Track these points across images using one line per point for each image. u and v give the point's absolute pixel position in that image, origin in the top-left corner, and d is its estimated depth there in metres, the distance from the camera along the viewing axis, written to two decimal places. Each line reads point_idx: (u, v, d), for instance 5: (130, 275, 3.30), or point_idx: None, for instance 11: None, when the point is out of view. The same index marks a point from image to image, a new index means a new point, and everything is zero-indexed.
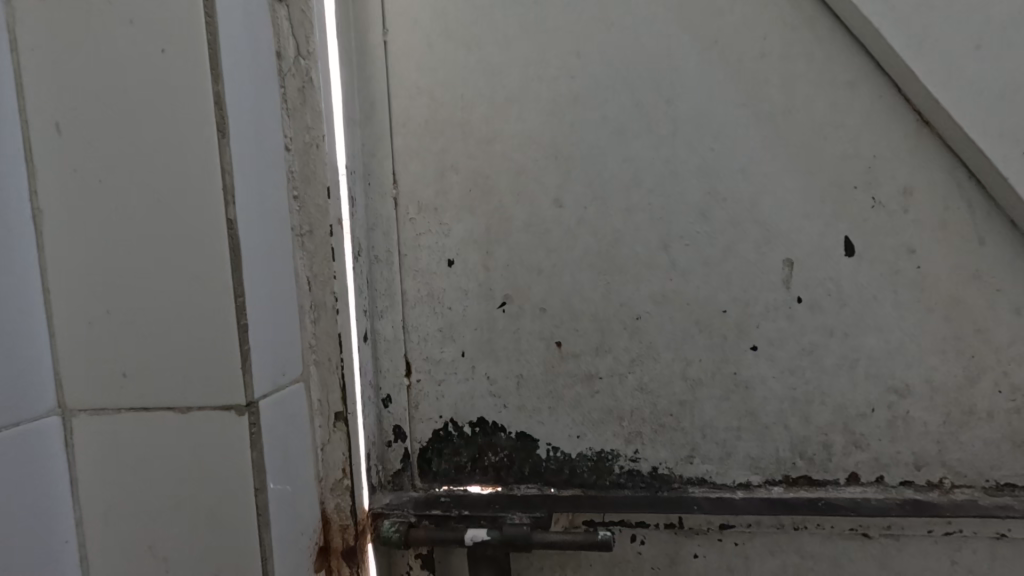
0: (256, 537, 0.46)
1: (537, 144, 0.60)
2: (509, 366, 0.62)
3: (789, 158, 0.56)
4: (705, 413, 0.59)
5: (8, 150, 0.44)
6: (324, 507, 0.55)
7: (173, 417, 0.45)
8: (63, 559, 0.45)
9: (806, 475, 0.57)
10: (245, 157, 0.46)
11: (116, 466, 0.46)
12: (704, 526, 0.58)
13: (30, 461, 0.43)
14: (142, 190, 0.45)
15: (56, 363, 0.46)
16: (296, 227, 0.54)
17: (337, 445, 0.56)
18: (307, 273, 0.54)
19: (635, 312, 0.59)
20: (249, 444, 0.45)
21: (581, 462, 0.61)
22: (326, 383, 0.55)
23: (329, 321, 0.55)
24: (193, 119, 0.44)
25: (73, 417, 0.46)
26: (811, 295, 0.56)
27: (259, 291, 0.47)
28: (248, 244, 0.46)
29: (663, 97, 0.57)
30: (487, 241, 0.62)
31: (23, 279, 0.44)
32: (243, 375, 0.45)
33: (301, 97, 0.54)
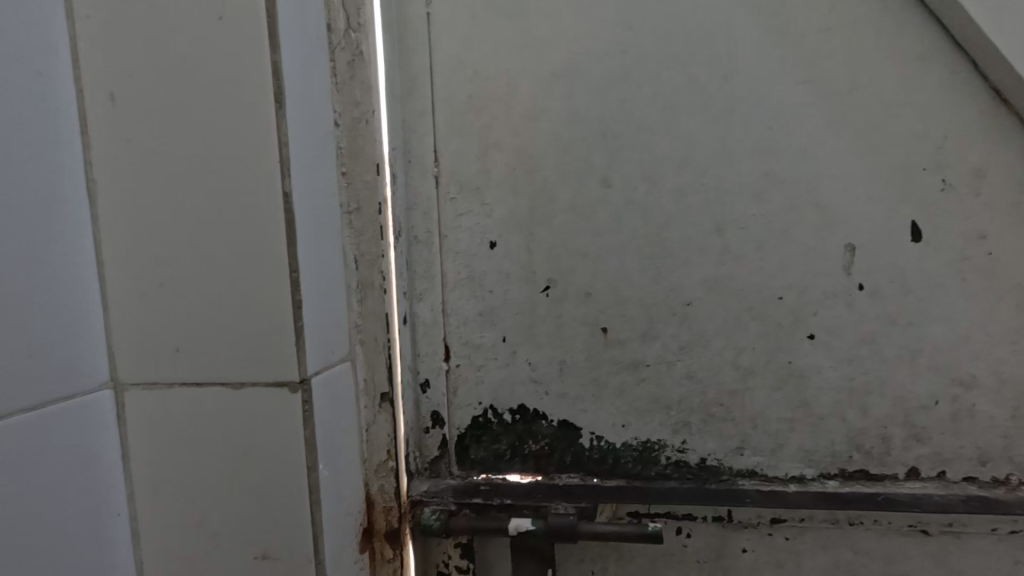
0: (307, 516, 0.45)
1: (586, 121, 0.58)
2: (552, 352, 0.60)
3: (854, 138, 0.53)
4: (757, 403, 0.57)
5: (63, 118, 0.43)
6: (368, 490, 0.55)
7: (225, 394, 0.45)
8: (116, 534, 0.45)
9: (863, 469, 0.55)
10: (300, 129, 0.45)
11: (168, 441, 0.46)
12: (754, 520, 0.56)
13: (83, 433, 0.43)
14: (195, 160, 0.43)
15: (108, 337, 0.45)
16: (344, 204, 0.53)
17: (382, 426, 0.55)
18: (354, 251, 0.53)
19: (685, 298, 0.57)
20: (302, 421, 0.44)
21: (625, 451, 0.60)
22: (372, 364, 0.55)
23: (376, 301, 0.54)
24: (249, 89, 0.42)
25: (125, 392, 0.46)
26: (872, 282, 0.54)
27: (311, 267, 0.46)
28: (302, 217, 0.45)
29: (719, 74, 0.55)
30: (531, 223, 0.60)
31: (79, 250, 0.43)
32: (298, 352, 0.44)
33: (349, 71, 0.53)
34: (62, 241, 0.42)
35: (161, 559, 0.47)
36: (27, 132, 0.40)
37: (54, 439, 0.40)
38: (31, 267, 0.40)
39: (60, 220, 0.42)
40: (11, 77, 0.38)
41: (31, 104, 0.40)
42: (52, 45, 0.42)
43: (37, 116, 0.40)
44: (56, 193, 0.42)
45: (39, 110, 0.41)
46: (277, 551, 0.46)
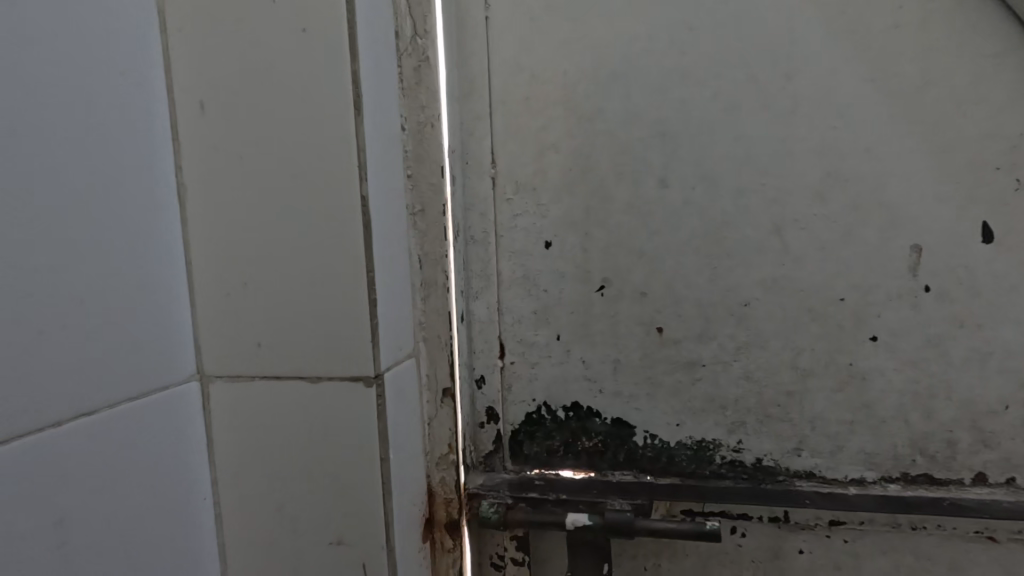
0: (379, 506, 0.47)
1: (643, 122, 0.58)
2: (606, 350, 0.61)
3: (923, 136, 0.53)
4: (816, 404, 0.56)
5: (156, 125, 0.45)
6: (429, 482, 0.58)
7: (303, 386, 0.47)
8: (201, 517, 0.48)
9: (926, 473, 0.55)
10: (375, 134, 0.47)
11: (249, 432, 0.48)
12: (812, 521, 0.56)
13: (173, 424, 0.45)
14: (278, 165, 0.46)
15: (195, 333, 0.48)
16: (410, 205, 0.56)
17: (444, 419, 0.58)
18: (418, 250, 0.56)
19: (742, 299, 0.57)
20: (377, 414, 0.47)
21: (680, 450, 0.60)
22: (435, 361, 0.58)
23: (439, 299, 0.57)
24: (331, 97, 0.44)
25: (210, 383, 0.48)
26: (939, 283, 0.53)
27: (384, 267, 0.48)
28: (376, 220, 0.46)
29: (781, 73, 0.55)
30: (587, 223, 0.61)
31: (170, 251, 0.46)
32: (372, 349, 0.46)
33: (415, 77, 0.55)
34: (156, 242, 0.45)
35: (241, 543, 0.50)
36: (124, 141, 0.42)
37: (150, 430, 0.43)
38: (130, 269, 0.42)
39: (153, 223, 0.45)
40: (111, 90, 0.41)
41: (127, 113, 0.42)
42: (148, 57, 0.45)
43: (133, 125, 0.43)
44: (150, 197, 0.44)
45: (135, 118, 0.43)
46: (350, 538, 0.48)
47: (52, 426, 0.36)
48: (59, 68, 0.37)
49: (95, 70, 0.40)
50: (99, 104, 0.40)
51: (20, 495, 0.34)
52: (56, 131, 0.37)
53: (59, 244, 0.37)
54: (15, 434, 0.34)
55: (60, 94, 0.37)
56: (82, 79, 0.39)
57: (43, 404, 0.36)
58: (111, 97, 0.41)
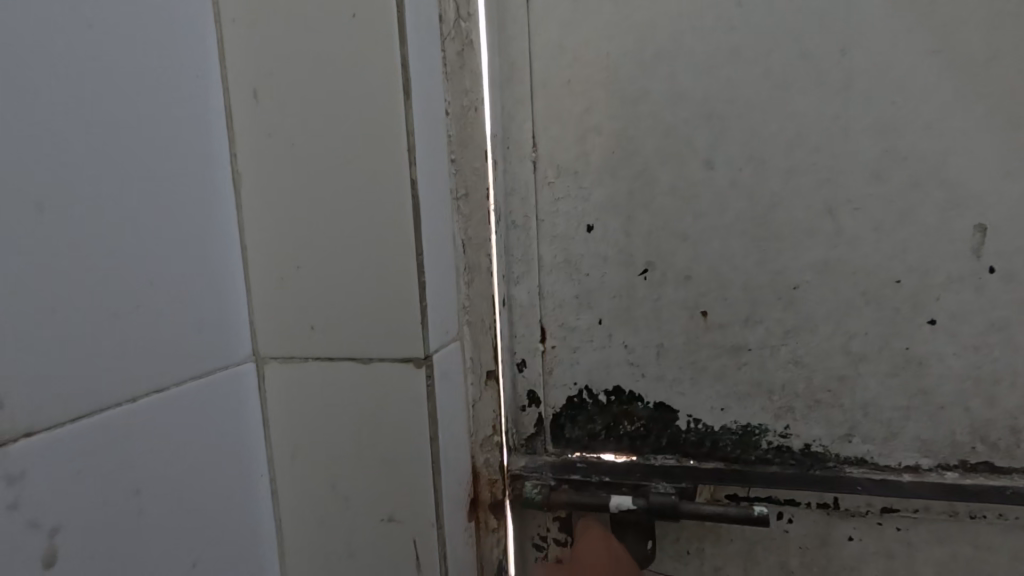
0: (430, 485, 0.49)
1: (689, 103, 0.57)
2: (649, 335, 0.61)
3: (989, 110, 0.50)
4: (869, 389, 0.55)
5: (212, 113, 0.47)
6: (475, 462, 0.59)
7: (356, 367, 0.48)
8: (261, 492, 0.50)
9: (987, 460, 0.53)
10: (424, 119, 0.47)
11: (303, 411, 0.50)
12: (862, 508, 0.55)
13: (234, 402, 0.47)
14: (329, 151, 0.47)
15: (251, 315, 0.50)
16: (453, 190, 0.56)
17: (486, 403, 0.60)
18: (463, 236, 0.57)
19: (791, 282, 0.56)
20: (426, 394, 0.48)
21: (724, 435, 0.59)
22: (478, 342, 0.58)
23: (484, 282, 0.59)
24: (380, 83, 0.45)
25: (267, 364, 0.50)
26: (1004, 264, 0.51)
27: (432, 250, 0.48)
28: (425, 203, 0.47)
29: (836, 48, 0.53)
30: (630, 206, 0.60)
31: (228, 235, 0.48)
32: (422, 331, 0.47)
33: (459, 61, 0.55)
34: (215, 227, 0.46)
35: (297, 518, 0.52)
36: (182, 129, 0.43)
37: (211, 409, 0.45)
38: (192, 253, 0.44)
39: (212, 209, 0.46)
40: (169, 80, 0.42)
41: (185, 102, 0.44)
42: (203, 47, 0.46)
43: (191, 114, 0.44)
44: (208, 183, 0.46)
45: (193, 107, 0.45)
46: (402, 514, 0.50)
47: (130, 402, 0.38)
48: (121, 60, 0.39)
49: (153, 60, 0.41)
50: (159, 93, 0.41)
51: (105, 465, 0.37)
52: (120, 123, 0.39)
53: (128, 231, 0.39)
54: (98, 408, 0.36)
55: (123, 85, 0.39)
56: (143, 70, 0.40)
57: (121, 381, 0.38)
58: (170, 87, 0.42)
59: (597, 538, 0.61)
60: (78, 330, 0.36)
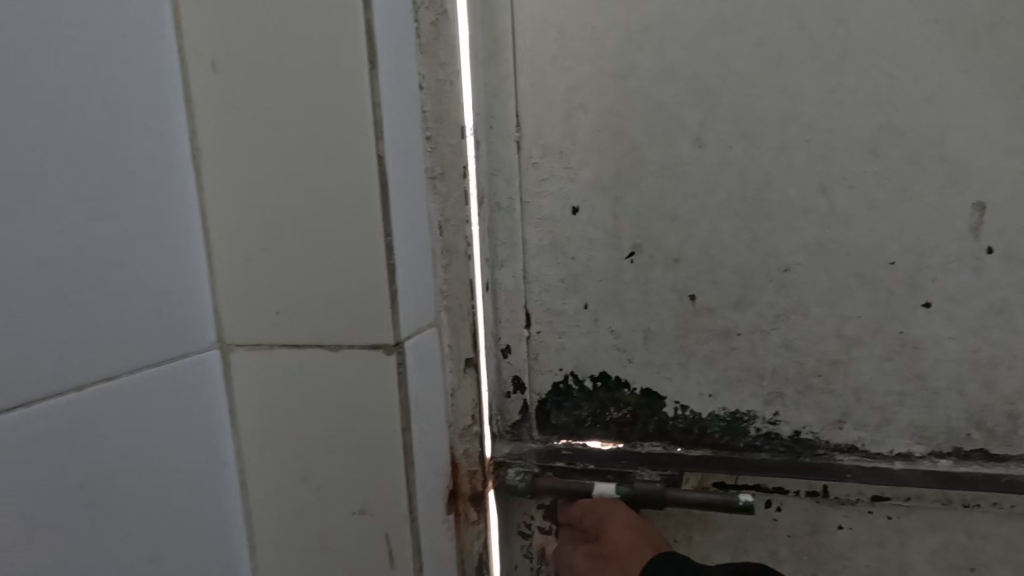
0: (402, 474, 0.47)
1: (678, 78, 0.55)
2: (637, 319, 0.59)
3: (991, 83, 0.48)
4: (863, 374, 0.53)
5: (169, 86, 0.44)
6: (454, 452, 0.55)
7: (325, 353, 0.47)
8: (227, 480, 0.49)
9: (982, 448, 0.51)
10: (394, 95, 0.45)
11: (272, 401, 0.48)
12: (853, 496, 0.54)
13: (194, 391, 0.45)
14: (296, 129, 0.45)
15: (214, 301, 0.47)
16: (429, 169, 0.51)
17: (466, 390, 0.56)
18: (439, 217, 0.52)
19: (783, 264, 0.54)
20: (395, 381, 0.46)
21: (712, 422, 0.58)
22: (457, 329, 0.55)
23: (461, 267, 0.55)
24: (345, 55, 0.43)
25: (231, 352, 0.48)
26: (1004, 245, 0.49)
27: (403, 231, 0.46)
28: (394, 180, 0.45)
29: (832, 18, 0.51)
30: (617, 187, 0.58)
31: (186, 216, 0.46)
32: (393, 315, 0.45)
33: (434, 31, 0.51)
34: (171, 206, 0.44)
35: (269, 511, 0.50)
36: (132, 102, 0.41)
37: (167, 396, 0.43)
38: (143, 234, 0.42)
39: (167, 188, 0.44)
40: (116, 50, 0.40)
41: (136, 73, 0.42)
42: (158, 16, 0.44)
43: (144, 85, 0.42)
44: (163, 161, 0.44)
45: (145, 78, 0.42)
46: (374, 507, 0.48)
47: (74, 390, 0.37)
48: (59, 26, 0.37)
49: (97, 29, 0.39)
50: (104, 63, 0.39)
51: (45, 456, 0.35)
52: (56, 93, 0.36)
53: (65, 208, 0.37)
54: (32, 396, 0.35)
55: (60, 53, 0.37)
56: (85, 39, 0.38)
57: (69, 368, 0.37)
58: (116, 56, 0.40)
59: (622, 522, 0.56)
60: (10, 311, 0.34)
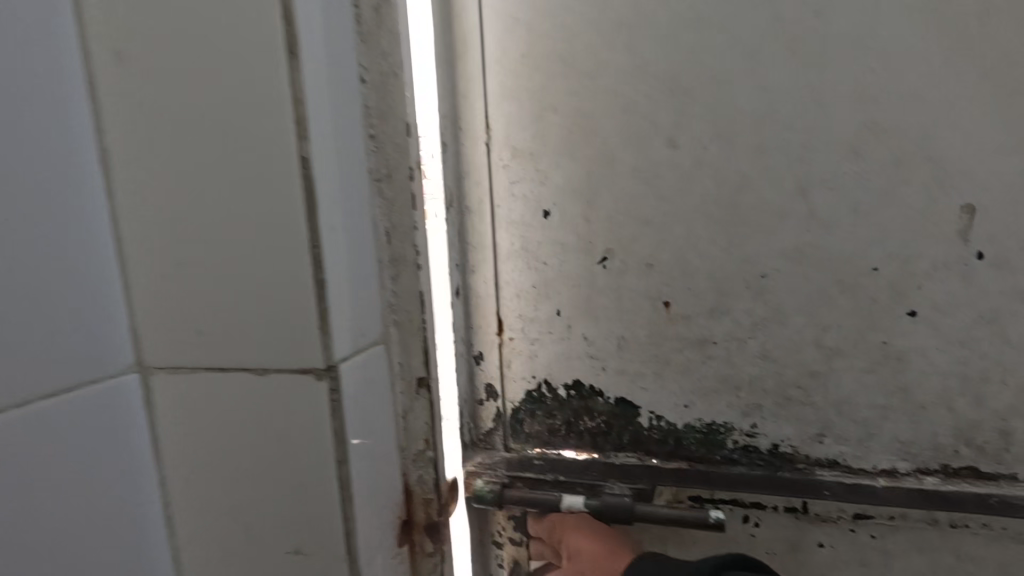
0: (337, 512, 0.43)
1: (650, 76, 0.53)
2: (610, 326, 0.57)
3: (981, 76, 0.45)
4: (844, 386, 0.50)
5: (71, 82, 0.40)
6: (406, 480, 0.51)
7: (255, 373, 0.43)
8: (150, 518, 0.45)
9: (972, 465, 0.48)
10: (323, 90, 0.41)
11: (199, 429, 0.44)
12: (834, 514, 0.51)
13: (105, 421, 0.42)
14: (216, 128, 0.40)
15: (131, 319, 0.44)
16: (372, 172, 0.46)
17: (419, 413, 0.51)
18: (386, 223, 0.48)
19: (760, 270, 0.52)
20: (330, 412, 0.42)
21: (688, 433, 0.56)
22: (408, 345, 0.50)
23: (411, 279, 0.49)
24: (262, 44, 0.38)
25: (152, 375, 0.44)
26: (995, 250, 0.46)
27: (337, 242, 0.42)
28: (322, 186, 0.41)
29: (810, 10, 0.48)
30: (588, 190, 0.56)
31: (94, 228, 0.42)
32: (322, 335, 0.41)
33: (376, 20, 0.46)
34: (71, 217, 0.40)
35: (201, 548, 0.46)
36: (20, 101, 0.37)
37: (67, 428, 0.39)
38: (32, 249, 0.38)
39: (66, 197, 0.40)
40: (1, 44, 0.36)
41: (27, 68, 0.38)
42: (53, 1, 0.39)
43: (37, 83, 0.38)
44: (61, 166, 0.40)
45: (39, 74, 0.38)
46: (311, 543, 0.44)
47: None
48: None
49: None
50: None
51: None
52: None
53: None
54: None
55: None
56: None
57: None
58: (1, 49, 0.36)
59: (591, 532, 0.56)
60: None
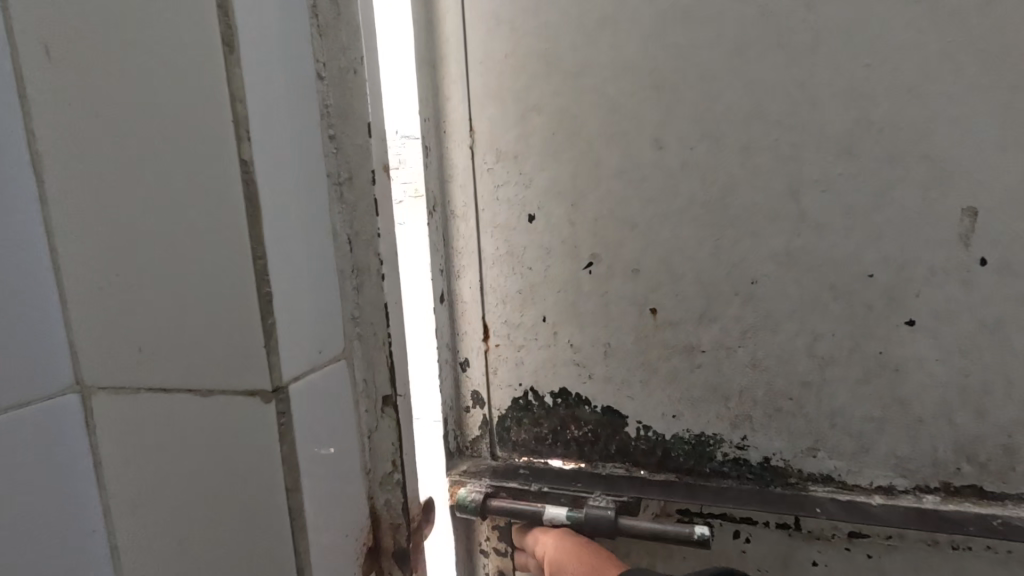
0: (290, 548, 0.36)
1: (634, 75, 0.51)
2: (596, 333, 0.56)
3: (984, 69, 0.42)
4: (838, 398, 0.48)
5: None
6: (373, 504, 0.45)
7: (193, 401, 0.37)
8: (92, 562, 0.39)
9: (974, 484, 0.45)
10: (260, 79, 0.34)
11: (142, 456, 0.39)
12: (828, 531, 0.49)
13: (39, 446, 0.37)
14: (148, 118, 0.35)
15: (70, 334, 0.39)
16: (332, 174, 0.42)
17: (386, 434, 0.45)
18: (348, 228, 0.43)
19: (749, 275, 0.49)
20: (277, 436, 0.35)
21: (676, 445, 0.54)
22: (372, 361, 0.44)
23: (376, 290, 0.44)
24: (190, 16, 0.33)
25: (93, 396, 0.39)
26: (999, 255, 0.43)
27: (284, 247, 0.36)
28: (266, 180, 0.35)
29: (799, 3, 0.46)
30: (573, 193, 0.55)
31: (24, 232, 0.37)
32: (268, 354, 0.35)
33: (333, 10, 0.41)
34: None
35: None
36: None
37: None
38: None
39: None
40: None
41: None
42: None
43: None
44: None
45: None
46: None
47: None
48: None
49: None
50: None
51: None
52: None
53: None
54: None
55: None
56: None
57: None
58: None
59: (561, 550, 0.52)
60: None
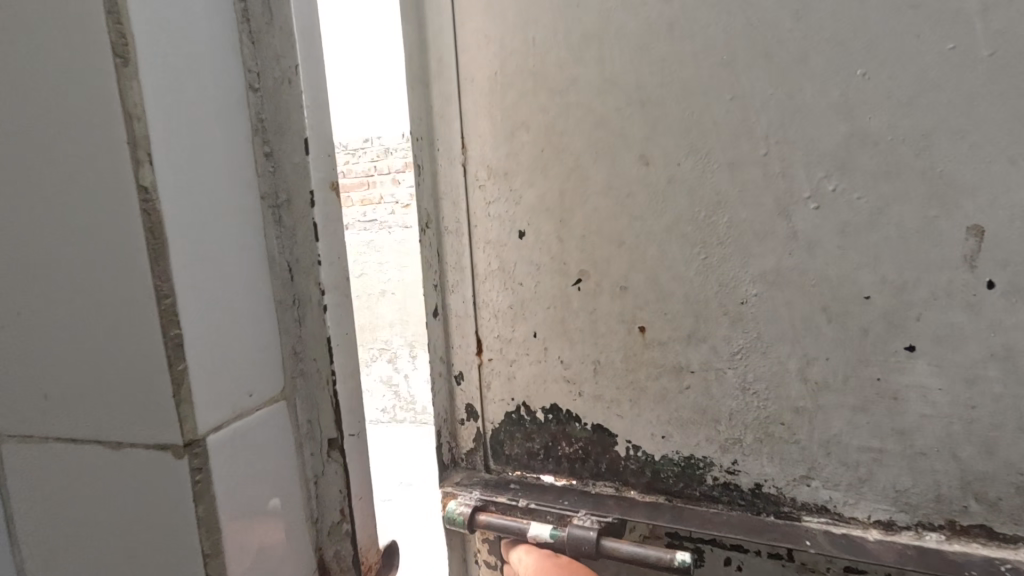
0: None
1: (621, 90, 0.50)
2: (586, 350, 0.55)
3: (990, 76, 0.39)
4: (832, 424, 0.46)
5: None
6: (323, 555, 0.46)
7: (105, 452, 0.35)
8: None
9: (983, 524, 0.42)
10: (167, 122, 0.34)
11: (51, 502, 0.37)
12: (823, 564, 0.45)
13: None
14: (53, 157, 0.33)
15: None
16: (265, 194, 0.42)
17: (333, 477, 0.46)
18: (285, 256, 0.43)
19: (740, 295, 0.48)
20: (191, 496, 0.34)
21: (666, 466, 0.53)
22: (316, 401, 0.45)
23: (317, 321, 0.45)
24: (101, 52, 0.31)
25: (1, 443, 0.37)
26: (1009, 277, 0.40)
27: (198, 295, 0.35)
28: (176, 229, 0.34)
29: (789, 12, 0.44)
30: (561, 209, 0.54)
31: None
32: (180, 407, 0.33)
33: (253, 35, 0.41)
34: None
35: None
36: None
37: None
38: None
39: None
40: None
41: None
42: None
43: None
44: None
45: None
46: None
47: None
48: None
49: None
50: None
51: None
52: None
53: None
54: None
55: None
56: None
57: None
58: None
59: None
60: None
